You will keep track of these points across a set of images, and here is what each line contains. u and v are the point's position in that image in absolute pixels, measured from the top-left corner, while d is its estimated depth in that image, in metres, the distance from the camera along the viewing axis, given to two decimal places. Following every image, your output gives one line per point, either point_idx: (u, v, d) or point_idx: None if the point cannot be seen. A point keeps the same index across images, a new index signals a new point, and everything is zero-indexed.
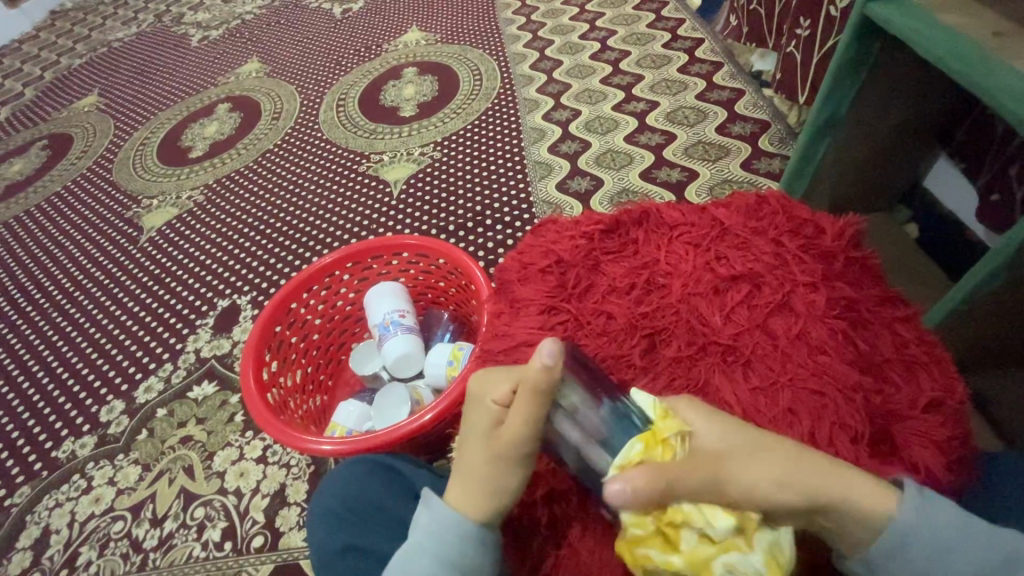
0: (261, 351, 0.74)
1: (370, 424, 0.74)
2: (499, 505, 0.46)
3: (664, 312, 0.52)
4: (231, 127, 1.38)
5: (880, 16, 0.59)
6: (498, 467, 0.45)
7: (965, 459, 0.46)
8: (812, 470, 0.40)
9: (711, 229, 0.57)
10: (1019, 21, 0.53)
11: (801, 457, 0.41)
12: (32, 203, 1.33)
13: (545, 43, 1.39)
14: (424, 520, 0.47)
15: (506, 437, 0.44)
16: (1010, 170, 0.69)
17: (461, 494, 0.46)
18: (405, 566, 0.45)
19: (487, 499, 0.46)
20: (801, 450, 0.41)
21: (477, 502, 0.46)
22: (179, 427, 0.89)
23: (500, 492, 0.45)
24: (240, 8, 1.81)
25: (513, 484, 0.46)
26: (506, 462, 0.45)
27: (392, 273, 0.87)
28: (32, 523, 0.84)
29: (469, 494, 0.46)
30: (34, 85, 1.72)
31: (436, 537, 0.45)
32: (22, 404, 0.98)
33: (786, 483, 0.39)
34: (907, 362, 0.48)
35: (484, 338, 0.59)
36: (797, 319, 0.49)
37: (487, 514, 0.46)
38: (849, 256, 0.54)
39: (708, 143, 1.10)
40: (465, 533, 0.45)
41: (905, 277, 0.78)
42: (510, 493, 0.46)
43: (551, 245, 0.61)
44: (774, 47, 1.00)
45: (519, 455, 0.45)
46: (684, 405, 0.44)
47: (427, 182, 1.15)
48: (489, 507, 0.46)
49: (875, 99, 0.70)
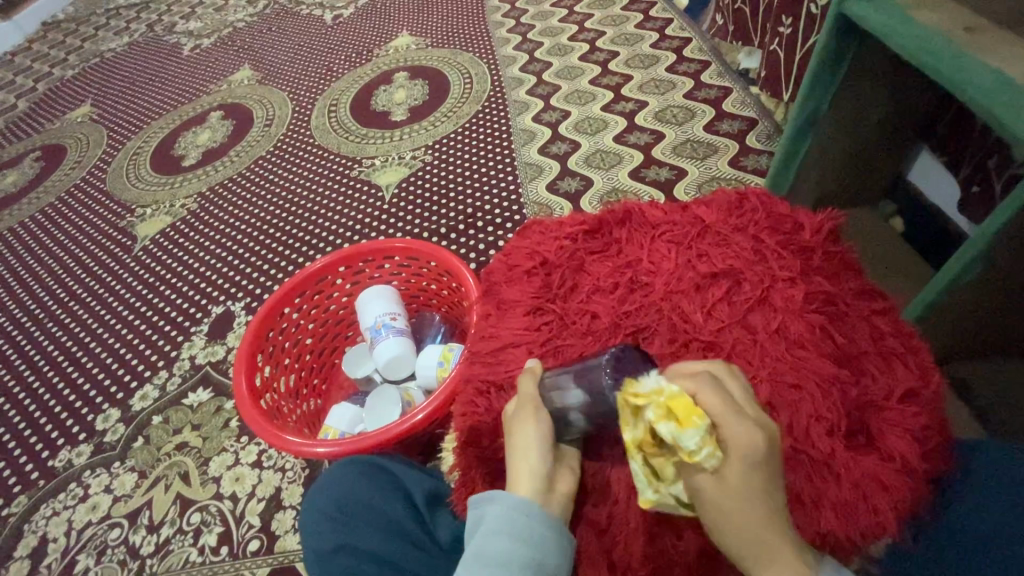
0: (253, 357, 0.74)
1: (361, 426, 0.76)
2: (536, 472, 0.46)
3: (647, 310, 0.53)
4: (223, 135, 1.39)
5: (853, 14, 0.60)
6: (521, 440, 0.48)
7: (944, 449, 0.46)
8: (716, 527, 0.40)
9: (693, 227, 0.58)
10: (988, 17, 0.54)
11: (720, 524, 0.40)
12: (27, 213, 1.34)
13: (534, 44, 1.40)
14: (490, 512, 0.47)
15: (517, 414, 0.49)
16: (990, 162, 0.69)
17: (511, 481, 0.48)
18: (484, 552, 0.44)
19: (527, 470, 0.47)
20: (733, 524, 0.39)
21: (518, 479, 0.47)
22: (175, 433, 0.90)
23: (530, 457, 0.47)
24: (233, 16, 1.82)
25: (542, 451, 0.47)
26: (522, 422, 0.48)
27: (384, 276, 0.88)
28: (29, 532, 0.84)
29: (515, 475, 0.47)
30: (26, 96, 1.73)
31: (511, 524, 0.45)
32: (18, 414, 0.98)
33: (721, 535, 0.40)
34: (884, 354, 0.49)
35: (472, 339, 0.60)
36: (776, 314, 0.50)
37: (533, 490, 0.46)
38: (827, 250, 0.55)
39: (696, 141, 1.11)
40: (523, 534, 0.45)
41: (889, 270, 0.78)
42: (543, 457, 0.47)
43: (536, 246, 0.62)
44: (760, 45, 1.01)
45: (530, 412, 0.48)
46: (732, 471, 0.39)
47: (419, 185, 1.15)
48: (530, 476, 0.46)
49: (854, 99, 0.71)
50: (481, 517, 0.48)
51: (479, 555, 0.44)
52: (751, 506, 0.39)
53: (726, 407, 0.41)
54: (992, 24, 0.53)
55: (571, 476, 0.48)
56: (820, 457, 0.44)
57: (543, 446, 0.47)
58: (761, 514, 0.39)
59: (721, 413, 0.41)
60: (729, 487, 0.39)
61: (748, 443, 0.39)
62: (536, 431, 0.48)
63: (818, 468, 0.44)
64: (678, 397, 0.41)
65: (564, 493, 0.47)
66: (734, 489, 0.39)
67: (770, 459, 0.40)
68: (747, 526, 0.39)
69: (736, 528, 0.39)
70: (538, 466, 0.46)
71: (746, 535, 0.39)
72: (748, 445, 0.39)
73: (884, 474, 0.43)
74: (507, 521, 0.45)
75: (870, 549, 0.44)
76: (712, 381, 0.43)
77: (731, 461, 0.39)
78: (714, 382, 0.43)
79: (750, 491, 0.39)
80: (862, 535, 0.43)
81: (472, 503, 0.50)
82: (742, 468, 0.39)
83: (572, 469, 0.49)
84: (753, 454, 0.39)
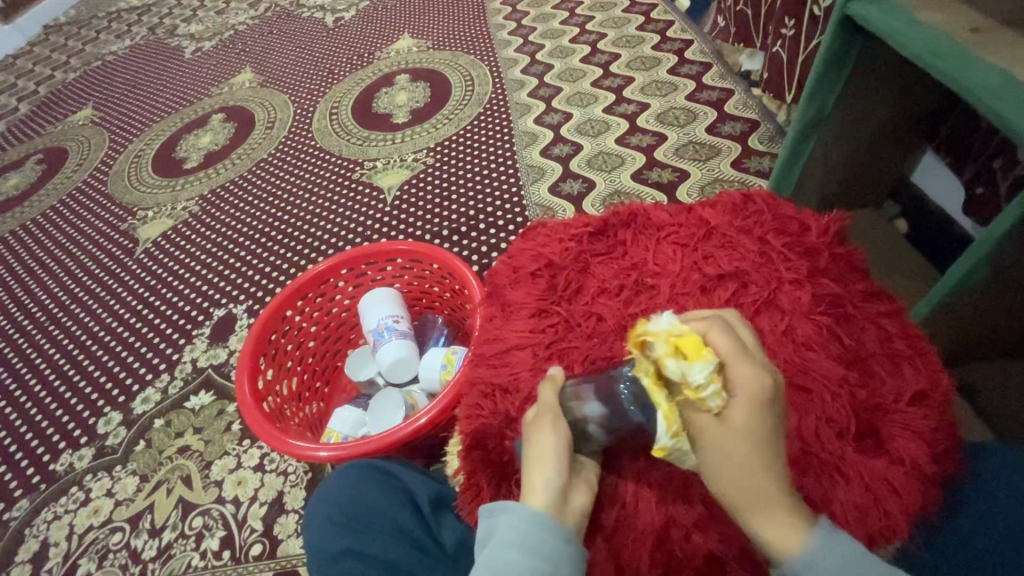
0: (256, 360, 0.74)
1: (365, 430, 0.75)
2: (548, 483, 0.45)
3: (653, 312, 0.53)
4: (225, 137, 1.39)
5: (859, 15, 0.60)
6: (538, 450, 0.47)
7: (953, 451, 0.46)
8: (713, 469, 0.40)
9: (698, 229, 0.57)
10: (994, 18, 0.54)
11: (719, 468, 0.40)
12: (28, 216, 1.33)
13: (535, 47, 1.40)
14: (501, 523, 0.46)
15: (536, 422, 0.48)
16: (995, 163, 0.69)
17: (525, 491, 0.47)
18: (497, 564, 0.43)
19: (541, 482, 0.46)
20: (732, 464, 0.39)
21: (531, 489, 0.46)
22: (176, 437, 0.90)
23: (544, 467, 0.46)
24: (234, 19, 1.82)
25: (558, 463, 0.46)
26: (538, 430, 0.48)
27: (387, 278, 0.88)
28: (30, 537, 0.84)
29: (528, 485, 0.47)
30: (28, 100, 1.73)
31: (523, 534, 0.44)
32: (19, 417, 0.98)
33: (715, 477, 0.40)
34: (892, 356, 0.48)
35: (476, 342, 0.60)
36: (783, 316, 0.50)
37: (545, 502, 0.45)
38: (834, 252, 0.55)
39: (698, 143, 1.11)
40: (537, 544, 0.44)
41: (893, 272, 0.78)
42: (557, 467, 0.46)
43: (540, 248, 0.61)
44: (762, 46, 1.01)
45: (548, 422, 0.48)
46: (736, 410, 0.39)
47: (421, 188, 1.15)
48: (542, 488, 0.46)
49: (859, 100, 0.71)
50: (492, 527, 0.47)
51: (492, 566, 0.43)
52: (751, 450, 0.39)
53: (736, 349, 0.41)
54: (998, 25, 0.53)
55: (588, 489, 0.47)
56: (830, 459, 0.44)
57: (558, 457, 0.46)
58: (760, 457, 0.39)
59: (731, 355, 0.40)
60: (731, 428, 0.39)
61: (753, 384, 0.39)
62: (552, 441, 0.47)
63: (828, 470, 0.44)
64: (688, 337, 0.41)
65: (579, 507, 0.46)
66: (736, 430, 0.39)
67: (776, 404, 0.40)
68: (743, 469, 0.39)
69: (732, 470, 0.39)
70: (552, 476, 0.46)
71: (746, 478, 0.39)
72: (753, 387, 0.39)
73: (894, 477, 0.43)
74: (516, 531, 0.44)
75: (880, 553, 0.44)
76: (726, 326, 0.43)
77: (735, 403, 0.39)
78: (727, 327, 0.43)
79: (754, 431, 0.39)
80: (873, 538, 0.42)
81: (484, 513, 0.49)
82: (746, 407, 0.39)
83: (590, 483, 0.48)
84: (760, 395, 0.39)
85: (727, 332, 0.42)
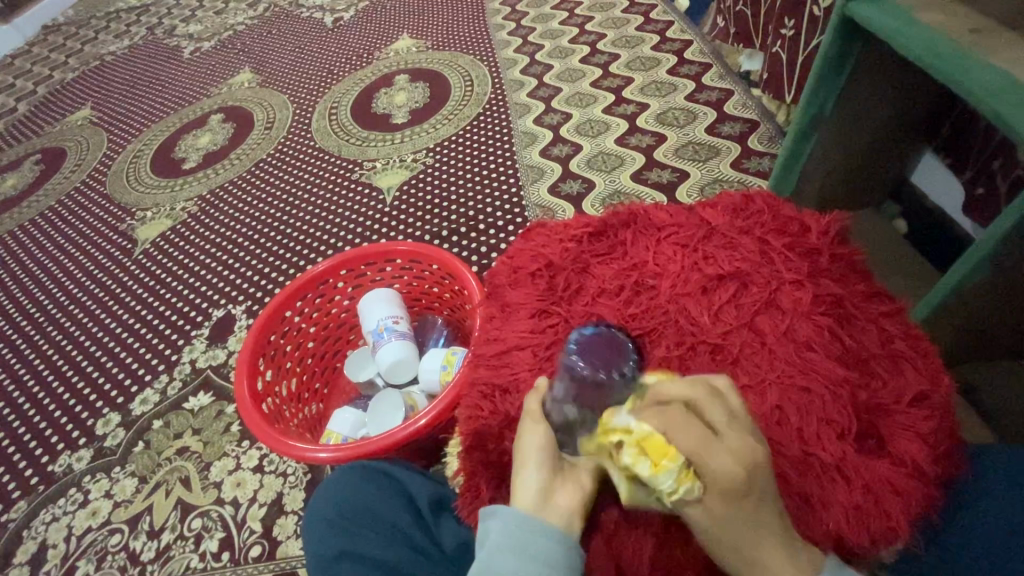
0: (255, 361, 0.74)
1: (365, 431, 0.75)
2: (528, 484, 0.46)
3: (653, 313, 0.53)
4: (224, 138, 1.39)
5: (859, 16, 0.60)
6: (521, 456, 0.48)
7: (955, 453, 0.46)
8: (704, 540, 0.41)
9: (698, 229, 0.57)
10: (993, 19, 0.54)
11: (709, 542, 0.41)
12: (27, 217, 1.33)
13: (534, 47, 1.40)
14: (493, 526, 0.46)
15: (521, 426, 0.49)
16: (995, 164, 0.69)
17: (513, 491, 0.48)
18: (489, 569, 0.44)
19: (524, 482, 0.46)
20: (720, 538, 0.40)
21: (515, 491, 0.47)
22: (176, 438, 0.90)
23: (523, 470, 0.47)
24: (233, 19, 1.82)
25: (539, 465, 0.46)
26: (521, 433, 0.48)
27: (386, 279, 0.87)
28: (29, 539, 0.84)
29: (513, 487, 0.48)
30: (27, 99, 1.72)
31: (513, 539, 0.44)
32: (18, 418, 0.98)
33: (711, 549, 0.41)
34: (893, 356, 0.48)
35: (476, 343, 0.60)
36: (783, 316, 0.50)
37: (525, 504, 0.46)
38: (835, 252, 0.55)
39: (698, 143, 1.11)
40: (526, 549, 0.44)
41: (894, 272, 0.78)
42: (537, 468, 0.46)
43: (540, 248, 0.61)
44: (761, 46, 1.01)
45: (529, 424, 0.48)
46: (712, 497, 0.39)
47: (420, 188, 1.15)
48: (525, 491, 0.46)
49: (858, 101, 0.71)
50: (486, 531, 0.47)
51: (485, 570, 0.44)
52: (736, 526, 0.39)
53: (702, 438, 0.39)
54: (997, 25, 0.53)
55: (576, 488, 0.46)
56: (830, 460, 0.44)
57: (538, 458, 0.47)
58: (750, 531, 0.40)
59: (697, 445, 0.39)
60: (712, 513, 0.39)
61: (724, 474, 0.38)
62: (532, 440, 0.47)
63: (828, 471, 0.44)
64: (649, 436, 0.40)
65: (565, 506, 0.46)
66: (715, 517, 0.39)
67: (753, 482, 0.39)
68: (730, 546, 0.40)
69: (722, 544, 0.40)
70: (533, 477, 0.46)
71: (738, 548, 0.40)
72: (725, 476, 0.38)
73: (895, 478, 0.43)
74: (508, 537, 0.45)
75: (882, 555, 0.43)
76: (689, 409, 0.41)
77: (710, 492, 0.39)
78: (691, 410, 0.41)
79: (736, 510, 0.39)
80: (873, 540, 0.42)
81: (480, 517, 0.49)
82: (720, 496, 0.39)
83: (581, 485, 0.47)
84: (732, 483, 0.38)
85: (689, 417, 0.40)
